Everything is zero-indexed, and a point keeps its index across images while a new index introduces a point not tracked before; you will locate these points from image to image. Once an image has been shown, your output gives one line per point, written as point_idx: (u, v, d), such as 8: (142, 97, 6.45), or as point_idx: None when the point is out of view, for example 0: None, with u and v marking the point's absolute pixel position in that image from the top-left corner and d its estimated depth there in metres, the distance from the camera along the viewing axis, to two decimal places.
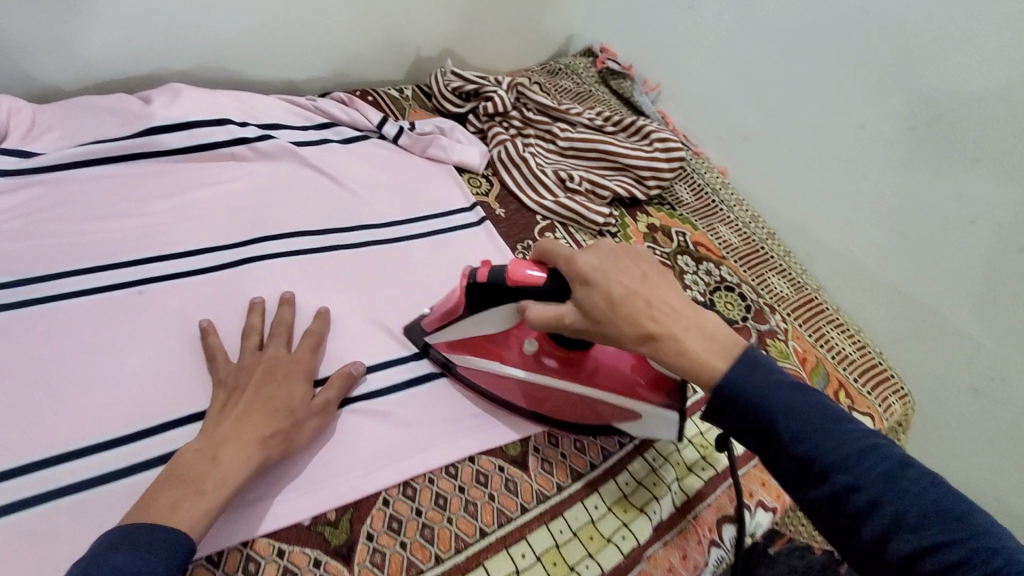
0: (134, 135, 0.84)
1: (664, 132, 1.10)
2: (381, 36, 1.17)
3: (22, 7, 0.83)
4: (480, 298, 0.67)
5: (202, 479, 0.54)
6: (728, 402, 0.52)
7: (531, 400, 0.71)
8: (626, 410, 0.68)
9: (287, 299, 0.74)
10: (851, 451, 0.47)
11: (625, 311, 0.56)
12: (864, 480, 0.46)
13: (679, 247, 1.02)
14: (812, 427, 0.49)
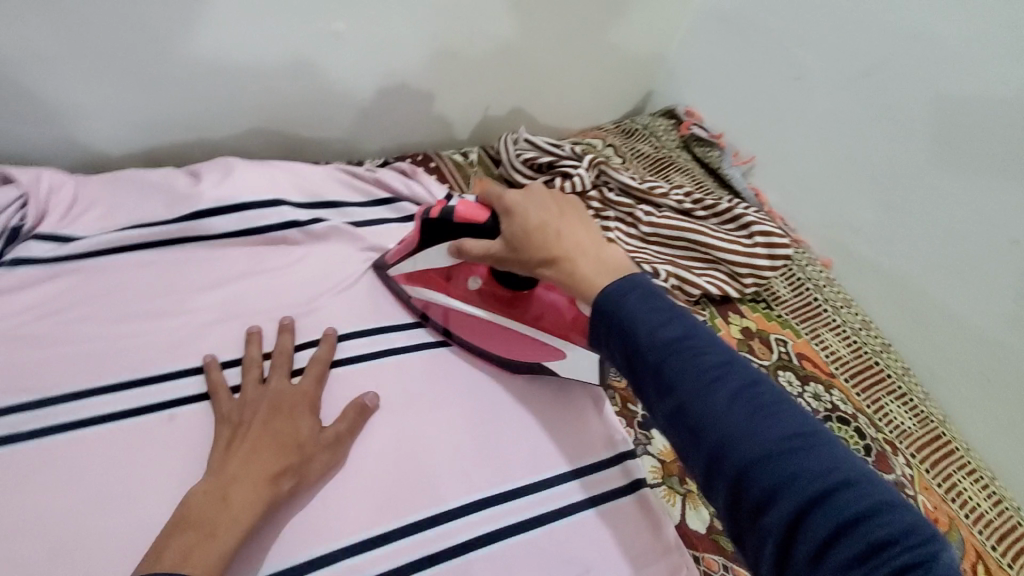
0: (178, 220, 0.76)
1: (767, 224, 0.96)
2: (451, 97, 1.08)
3: (75, 77, 0.77)
4: (430, 233, 0.71)
5: (214, 523, 0.51)
6: (601, 310, 0.53)
7: (475, 336, 0.75)
8: (554, 347, 0.71)
9: (287, 327, 0.71)
10: (703, 366, 0.47)
11: (537, 235, 0.60)
12: (704, 392, 0.46)
13: (779, 359, 0.89)
14: (669, 345, 0.49)
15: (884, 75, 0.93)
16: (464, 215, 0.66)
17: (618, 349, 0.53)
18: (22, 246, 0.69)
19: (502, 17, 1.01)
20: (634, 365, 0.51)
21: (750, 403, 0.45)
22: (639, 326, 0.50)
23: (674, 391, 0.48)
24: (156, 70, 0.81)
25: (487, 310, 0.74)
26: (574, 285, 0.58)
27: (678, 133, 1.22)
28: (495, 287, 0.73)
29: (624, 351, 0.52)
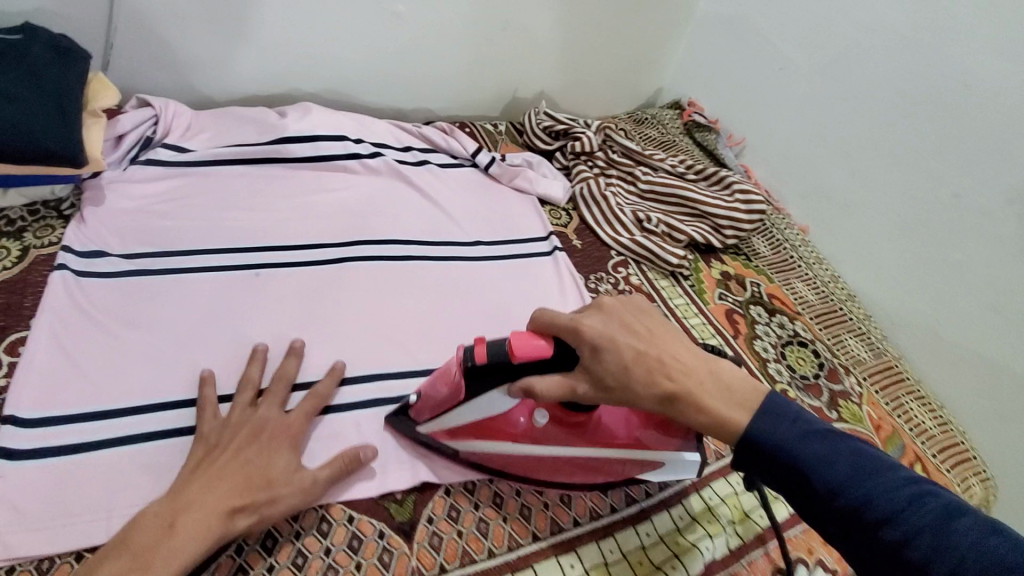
0: (269, 143, 0.97)
1: (745, 182, 1.11)
2: (485, 78, 1.29)
3: (196, 29, 0.99)
4: (483, 375, 0.65)
5: (153, 551, 0.52)
6: (768, 457, 0.56)
7: (554, 473, 0.70)
8: (647, 460, 0.71)
9: (296, 349, 0.73)
10: (897, 502, 0.50)
11: (642, 371, 0.60)
12: (916, 533, 0.48)
13: (751, 296, 1.02)
14: (858, 484, 0.52)
15: (851, 62, 1.10)
16: (533, 355, 0.62)
17: (801, 503, 0.55)
18: (152, 151, 0.91)
19: (531, 11, 1.22)
20: (818, 507, 0.54)
21: (966, 541, 0.47)
22: (819, 473, 0.53)
23: (880, 534, 0.50)
24: (256, 30, 1.04)
25: (568, 441, 0.69)
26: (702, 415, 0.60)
27: (681, 120, 1.39)
28: (562, 418, 0.69)
29: (811, 504, 0.54)
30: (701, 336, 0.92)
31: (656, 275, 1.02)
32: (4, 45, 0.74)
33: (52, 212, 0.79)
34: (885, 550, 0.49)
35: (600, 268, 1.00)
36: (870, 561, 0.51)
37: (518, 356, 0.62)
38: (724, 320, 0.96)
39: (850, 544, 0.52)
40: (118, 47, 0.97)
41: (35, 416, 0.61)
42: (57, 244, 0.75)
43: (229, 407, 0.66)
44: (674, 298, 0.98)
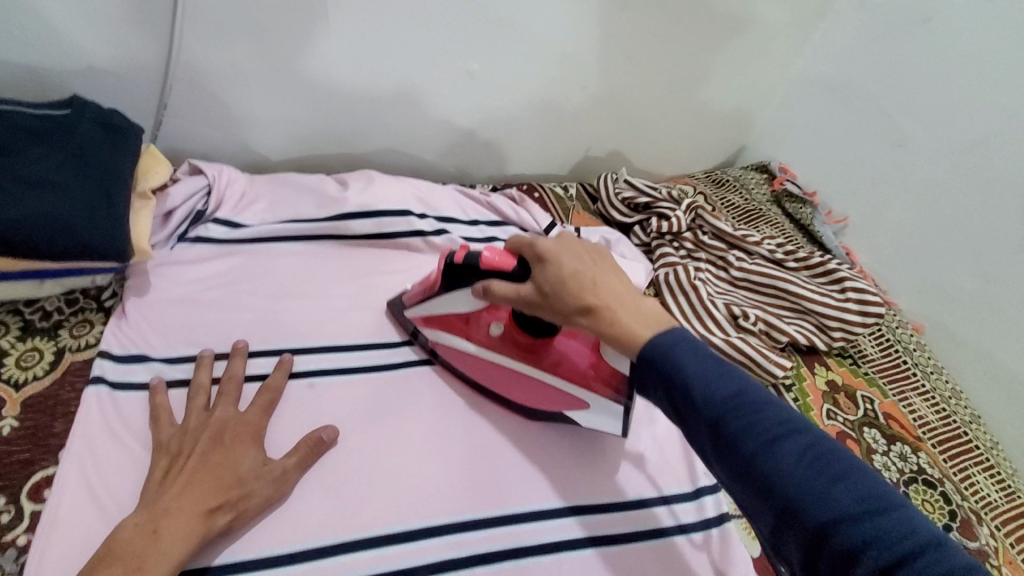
0: (328, 219, 0.88)
1: (860, 280, 0.97)
2: (559, 138, 1.19)
3: (261, 90, 0.92)
4: (452, 276, 0.71)
5: (142, 556, 0.50)
6: (654, 364, 0.56)
7: (495, 383, 0.76)
8: (577, 398, 0.72)
9: (240, 351, 0.70)
10: (761, 419, 0.50)
11: (572, 284, 0.61)
12: (775, 452, 0.48)
13: (865, 416, 0.89)
14: (726, 397, 0.51)
15: (987, 153, 0.97)
16: (492, 263, 0.67)
17: (675, 408, 0.55)
18: (203, 227, 0.83)
19: (614, 69, 1.11)
20: (685, 412, 0.53)
21: (820, 464, 0.47)
22: (697, 385, 0.52)
23: (738, 446, 0.49)
24: (325, 92, 0.96)
25: (514, 357, 0.75)
26: (614, 333, 0.59)
27: (770, 187, 1.27)
28: (517, 334, 0.75)
29: (682, 410, 0.54)
30: None
31: None
32: (51, 125, 0.66)
33: (91, 303, 0.71)
34: (738, 461, 0.50)
35: None
36: (722, 463, 0.51)
37: (483, 260, 0.67)
38: None
39: (711, 449, 0.52)
40: (171, 107, 0.89)
41: None
42: (94, 347, 0.67)
43: (184, 412, 0.64)
44: None
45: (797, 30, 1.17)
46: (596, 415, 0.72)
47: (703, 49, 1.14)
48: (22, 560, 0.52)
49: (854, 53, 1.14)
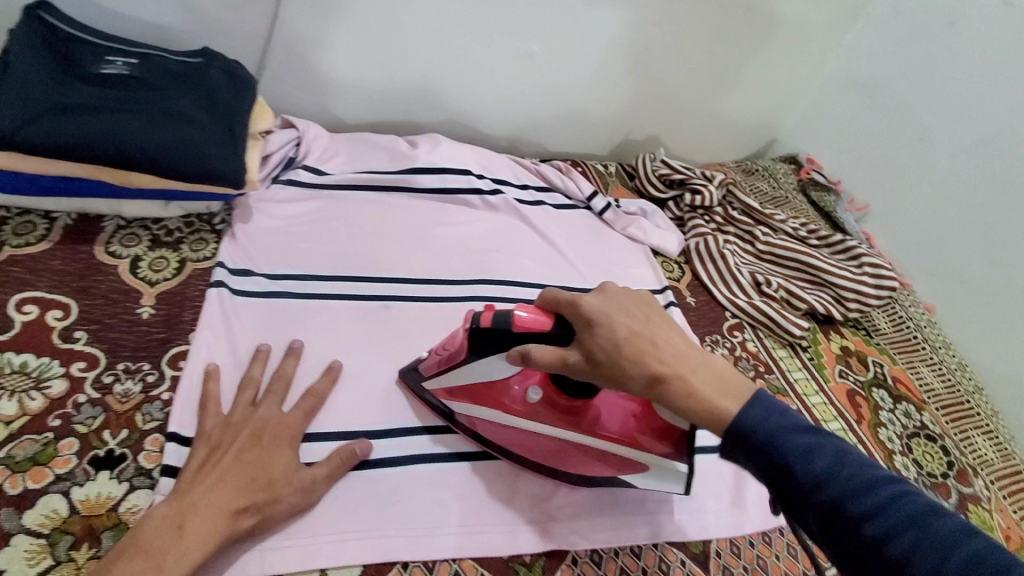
0: (398, 172, 0.99)
1: (877, 257, 1.06)
2: (603, 121, 1.29)
3: (345, 59, 1.04)
4: (482, 342, 0.66)
5: (163, 552, 0.51)
6: (748, 441, 0.51)
7: (539, 454, 0.71)
8: (634, 459, 0.69)
9: (295, 350, 0.73)
10: (880, 498, 0.45)
11: (629, 350, 0.57)
12: (898, 532, 0.43)
13: (875, 377, 0.99)
14: (838, 477, 0.47)
15: (1003, 147, 1.05)
16: (529, 326, 0.62)
17: (777, 486, 0.50)
18: (293, 172, 0.95)
19: (658, 58, 1.21)
20: (793, 496, 0.49)
21: (954, 546, 0.42)
22: (802, 461, 0.48)
23: (848, 519, 0.45)
24: (401, 64, 1.07)
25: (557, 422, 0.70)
26: (688, 404, 0.54)
27: (797, 176, 1.35)
28: (556, 399, 0.70)
29: (786, 489, 0.49)
30: (824, 418, 0.90)
31: (774, 344, 0.98)
32: (186, 69, 0.78)
33: (205, 225, 0.84)
34: (855, 539, 0.45)
35: (715, 329, 0.97)
36: (838, 547, 0.46)
37: (515, 322, 0.63)
38: (847, 402, 0.94)
39: (826, 534, 0.47)
40: (268, 70, 1.01)
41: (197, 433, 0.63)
42: (211, 260, 0.80)
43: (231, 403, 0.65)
44: (794, 371, 0.95)
45: (834, 30, 1.26)
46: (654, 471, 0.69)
47: (741, 45, 1.24)
48: (167, 411, 0.64)
49: (884, 53, 1.22)
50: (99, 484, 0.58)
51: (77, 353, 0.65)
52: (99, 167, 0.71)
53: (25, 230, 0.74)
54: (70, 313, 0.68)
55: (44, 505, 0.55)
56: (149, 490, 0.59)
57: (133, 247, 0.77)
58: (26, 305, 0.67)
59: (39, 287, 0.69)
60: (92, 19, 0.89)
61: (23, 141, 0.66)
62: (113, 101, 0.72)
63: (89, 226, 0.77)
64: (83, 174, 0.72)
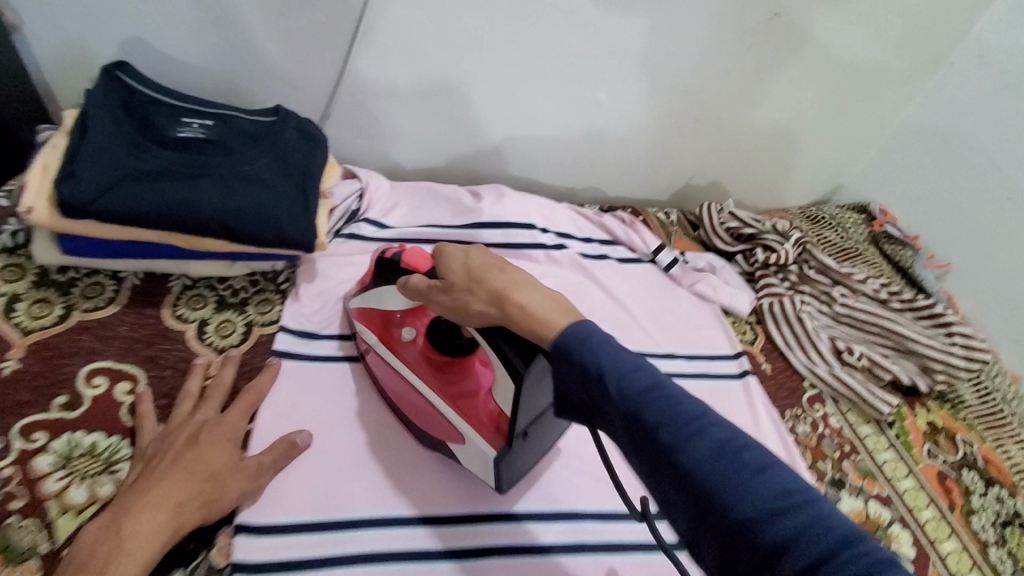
0: (462, 226, 0.96)
1: (968, 327, 1.00)
2: (665, 167, 1.22)
3: (407, 107, 1.01)
4: (383, 275, 0.70)
5: (104, 563, 0.50)
6: (569, 354, 0.47)
7: (399, 397, 0.71)
8: (457, 431, 0.66)
9: (231, 358, 0.70)
10: (684, 411, 0.42)
11: (478, 273, 0.55)
12: (687, 434, 0.41)
13: (964, 458, 0.93)
14: (642, 386, 0.44)
15: None
16: (413, 262, 0.67)
17: (590, 401, 0.46)
18: (355, 225, 0.92)
19: (728, 105, 1.14)
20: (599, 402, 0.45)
21: (744, 460, 0.40)
22: (617, 371, 0.45)
23: (656, 439, 0.42)
24: (463, 112, 1.04)
25: (417, 369, 0.69)
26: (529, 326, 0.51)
27: (868, 228, 1.29)
28: (431, 349, 0.70)
29: (596, 402, 0.46)
30: (915, 506, 0.85)
31: (858, 420, 0.93)
32: (260, 130, 0.76)
33: (269, 284, 0.81)
34: (653, 455, 0.42)
35: (793, 402, 0.92)
36: (640, 462, 0.44)
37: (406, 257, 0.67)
38: (938, 487, 0.88)
39: (629, 450, 0.44)
40: (333, 118, 0.99)
41: (272, 521, 0.61)
42: (276, 323, 0.77)
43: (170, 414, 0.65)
44: (881, 452, 0.90)
45: (910, 78, 1.18)
46: (471, 450, 0.65)
47: (818, 92, 1.15)
48: None
49: (968, 105, 1.15)
50: None
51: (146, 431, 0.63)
52: (169, 233, 0.69)
53: (93, 292, 0.72)
54: (139, 386, 0.66)
55: None
56: None
57: (199, 309, 0.75)
58: (95, 378, 0.65)
59: (108, 357, 0.67)
60: (161, 68, 0.88)
61: (99, 209, 0.64)
62: (188, 165, 0.70)
63: (155, 287, 0.75)
64: (157, 240, 0.69)
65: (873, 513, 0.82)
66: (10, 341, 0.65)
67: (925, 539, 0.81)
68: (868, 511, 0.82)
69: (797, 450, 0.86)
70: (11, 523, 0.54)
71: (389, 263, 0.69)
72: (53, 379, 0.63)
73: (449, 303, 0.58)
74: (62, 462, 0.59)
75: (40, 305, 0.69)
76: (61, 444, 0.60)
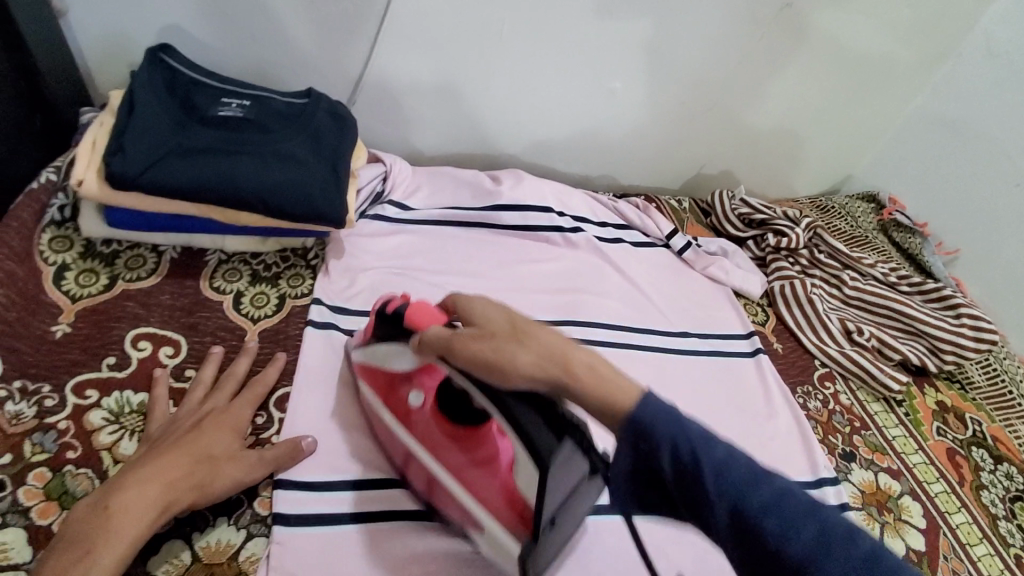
0: (482, 208, 0.99)
1: (976, 309, 1.02)
2: (678, 155, 1.25)
3: (428, 94, 1.04)
4: (390, 331, 0.64)
5: (93, 537, 0.51)
6: (651, 432, 0.44)
7: (411, 468, 0.65)
8: (473, 514, 0.59)
9: (248, 348, 0.72)
10: (779, 503, 0.42)
11: (519, 332, 0.52)
12: (790, 529, 0.41)
13: (974, 436, 0.95)
14: (738, 477, 0.42)
15: None
16: (420, 320, 0.61)
17: (678, 484, 0.44)
18: (380, 207, 0.95)
19: (740, 95, 1.16)
20: (691, 495, 0.44)
21: (847, 550, 0.40)
22: (708, 448, 0.43)
23: (758, 533, 0.41)
24: (482, 100, 1.07)
25: (430, 439, 0.63)
26: (595, 384, 0.48)
27: (878, 217, 1.32)
28: (440, 417, 0.64)
29: (686, 486, 0.44)
30: (925, 479, 0.87)
31: (868, 398, 0.96)
32: (294, 111, 0.79)
33: (300, 260, 0.84)
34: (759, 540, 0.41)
35: (805, 380, 0.95)
36: (738, 549, 0.42)
37: (414, 314, 0.61)
38: (947, 462, 0.90)
39: (724, 537, 0.43)
40: (357, 104, 1.03)
41: (309, 479, 0.65)
42: (308, 296, 0.80)
43: (180, 402, 0.66)
44: (891, 429, 0.92)
45: (920, 70, 1.20)
46: (490, 539, 0.58)
47: (832, 83, 1.18)
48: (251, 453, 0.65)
49: (979, 94, 1.18)
50: (218, 530, 0.60)
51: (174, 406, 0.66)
52: (206, 207, 0.72)
53: (136, 264, 0.75)
54: (180, 350, 0.70)
55: (167, 551, 0.57)
56: (265, 538, 0.61)
57: (235, 282, 0.78)
58: (140, 342, 0.69)
59: (152, 323, 0.71)
60: (197, 56, 0.92)
61: (144, 183, 0.68)
62: (227, 143, 0.73)
63: (192, 260, 0.78)
64: (197, 213, 0.73)
65: (884, 485, 0.84)
66: (60, 307, 0.69)
67: (936, 511, 0.84)
68: (878, 483, 0.84)
69: (809, 424, 0.88)
70: (67, 470, 0.60)
71: (393, 318, 0.63)
72: (102, 341, 0.68)
73: (479, 359, 0.52)
74: (113, 417, 0.64)
75: (87, 275, 0.73)
76: (111, 401, 0.65)
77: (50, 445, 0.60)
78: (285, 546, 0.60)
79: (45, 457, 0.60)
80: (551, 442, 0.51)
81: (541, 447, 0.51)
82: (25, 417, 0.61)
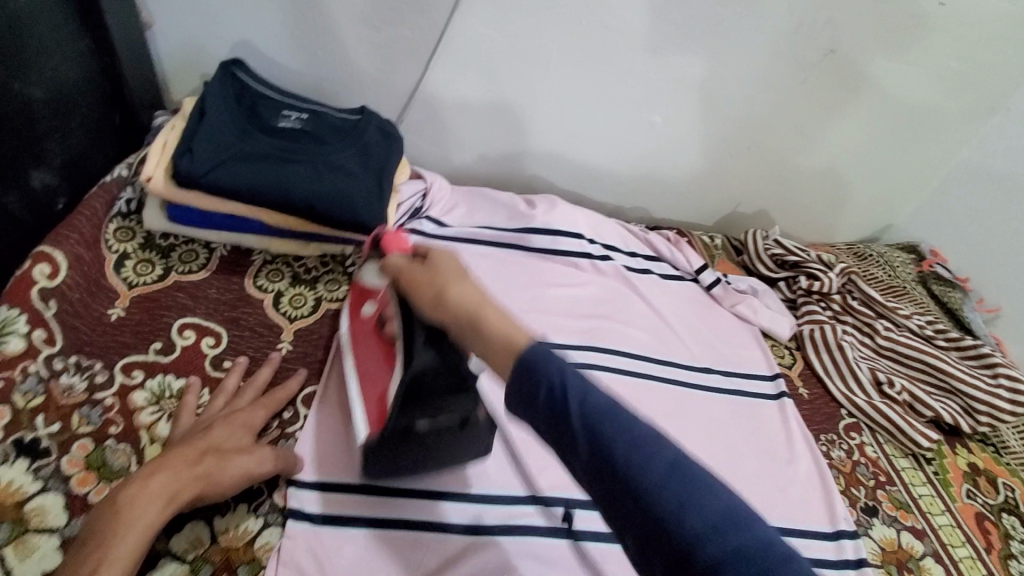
0: (514, 230, 1.02)
1: (1015, 370, 0.99)
2: (714, 192, 1.26)
3: (473, 117, 1.09)
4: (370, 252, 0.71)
5: (105, 531, 0.51)
6: (531, 367, 0.44)
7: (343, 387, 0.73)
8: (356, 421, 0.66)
9: (273, 358, 0.74)
10: (634, 434, 0.42)
11: (438, 277, 0.53)
12: (640, 454, 0.41)
13: (1005, 501, 0.91)
14: (599, 412, 0.42)
15: None
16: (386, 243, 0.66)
17: (544, 413, 0.44)
18: (418, 221, 0.99)
19: (779, 136, 1.17)
20: (556, 422, 0.43)
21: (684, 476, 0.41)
22: (572, 377, 0.43)
23: (611, 460, 0.41)
24: (524, 126, 1.11)
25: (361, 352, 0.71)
26: (489, 335, 0.48)
27: (918, 268, 1.31)
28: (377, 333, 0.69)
29: (551, 410, 0.43)
30: (950, 542, 0.84)
31: (896, 453, 0.93)
32: (348, 126, 0.85)
33: (339, 266, 0.87)
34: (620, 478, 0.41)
35: (829, 428, 0.93)
36: (594, 472, 0.42)
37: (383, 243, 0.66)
38: (976, 528, 0.87)
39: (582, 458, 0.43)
40: (405, 122, 1.08)
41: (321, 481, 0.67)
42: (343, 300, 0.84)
43: (206, 403, 0.69)
44: (918, 487, 0.89)
45: (968, 123, 1.18)
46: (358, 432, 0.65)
47: (874, 129, 1.17)
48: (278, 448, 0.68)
49: None
50: (236, 516, 0.63)
51: (202, 404, 0.69)
52: (261, 210, 0.78)
53: (189, 258, 0.81)
54: (221, 341, 0.75)
55: (189, 531, 0.61)
56: (280, 528, 0.63)
57: (277, 283, 0.83)
58: (185, 331, 0.74)
59: (197, 314, 0.76)
60: (262, 69, 0.99)
61: (206, 185, 0.74)
62: (286, 151, 0.79)
63: (241, 258, 0.83)
64: (250, 214, 0.78)
65: (906, 544, 0.82)
66: (117, 291, 0.75)
67: None
68: (900, 541, 0.82)
69: (830, 472, 0.87)
70: (107, 444, 0.64)
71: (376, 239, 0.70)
72: (151, 328, 0.73)
73: (416, 282, 0.55)
74: (154, 399, 0.68)
75: (144, 264, 0.78)
76: (154, 383, 0.69)
77: (95, 419, 0.65)
78: (295, 540, 0.62)
79: (89, 430, 0.64)
80: (424, 356, 0.59)
81: (415, 356, 0.59)
82: (76, 390, 0.66)
